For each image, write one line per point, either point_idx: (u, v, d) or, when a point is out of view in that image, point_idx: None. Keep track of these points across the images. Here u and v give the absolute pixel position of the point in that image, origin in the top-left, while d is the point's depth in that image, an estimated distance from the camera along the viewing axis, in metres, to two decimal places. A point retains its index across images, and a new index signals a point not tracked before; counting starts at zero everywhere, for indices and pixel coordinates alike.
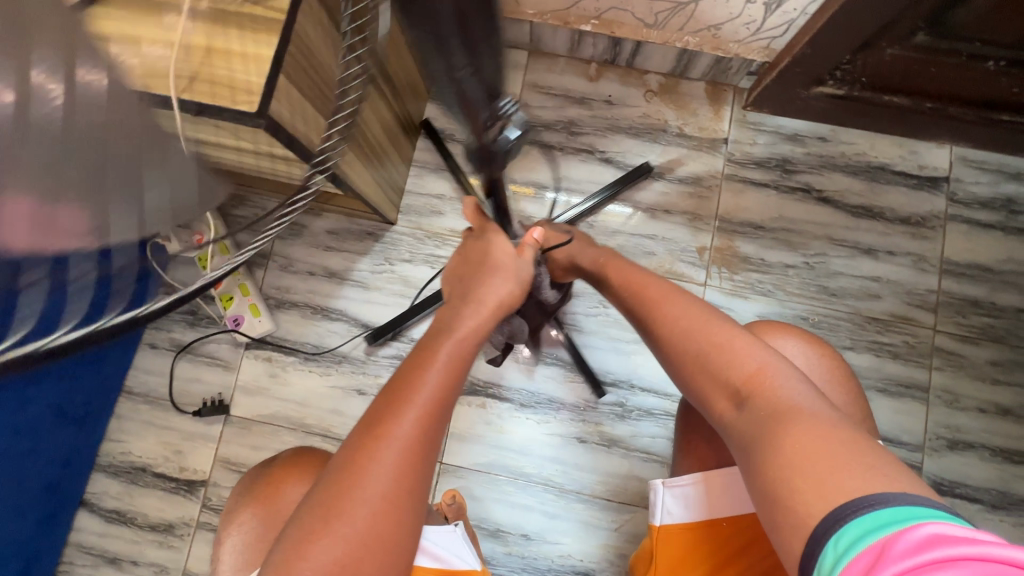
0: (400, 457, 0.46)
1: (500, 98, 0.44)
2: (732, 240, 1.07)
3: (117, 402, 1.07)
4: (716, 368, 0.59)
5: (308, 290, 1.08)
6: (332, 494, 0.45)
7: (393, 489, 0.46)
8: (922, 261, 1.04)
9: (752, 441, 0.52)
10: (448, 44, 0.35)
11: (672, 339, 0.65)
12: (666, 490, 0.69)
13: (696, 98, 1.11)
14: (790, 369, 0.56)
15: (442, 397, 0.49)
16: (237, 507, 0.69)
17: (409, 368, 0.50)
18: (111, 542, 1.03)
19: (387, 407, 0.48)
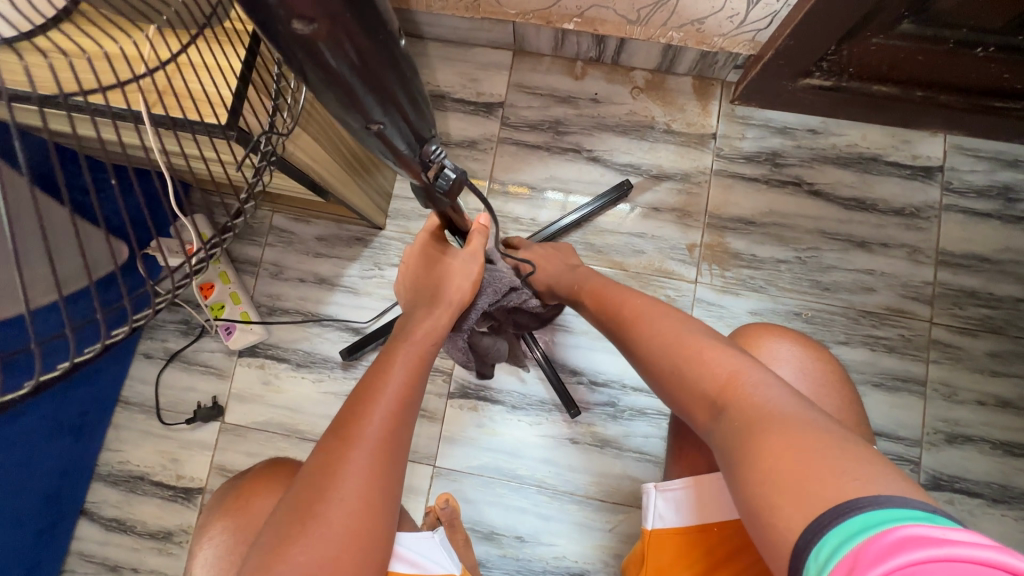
0: (370, 455, 0.50)
1: (427, 144, 0.44)
2: (722, 236, 1.06)
3: (115, 412, 1.08)
4: (691, 378, 0.59)
5: (299, 297, 1.09)
6: (309, 496, 0.48)
7: (366, 485, 0.49)
8: (917, 252, 1.02)
9: (730, 451, 0.51)
10: (358, 97, 0.36)
11: (650, 351, 0.65)
12: (658, 493, 0.69)
13: (683, 94, 1.10)
14: (765, 372, 0.56)
15: (407, 397, 0.55)
16: (209, 521, 0.70)
17: (374, 375, 0.56)
18: (111, 550, 1.04)
19: (353, 411, 0.53)
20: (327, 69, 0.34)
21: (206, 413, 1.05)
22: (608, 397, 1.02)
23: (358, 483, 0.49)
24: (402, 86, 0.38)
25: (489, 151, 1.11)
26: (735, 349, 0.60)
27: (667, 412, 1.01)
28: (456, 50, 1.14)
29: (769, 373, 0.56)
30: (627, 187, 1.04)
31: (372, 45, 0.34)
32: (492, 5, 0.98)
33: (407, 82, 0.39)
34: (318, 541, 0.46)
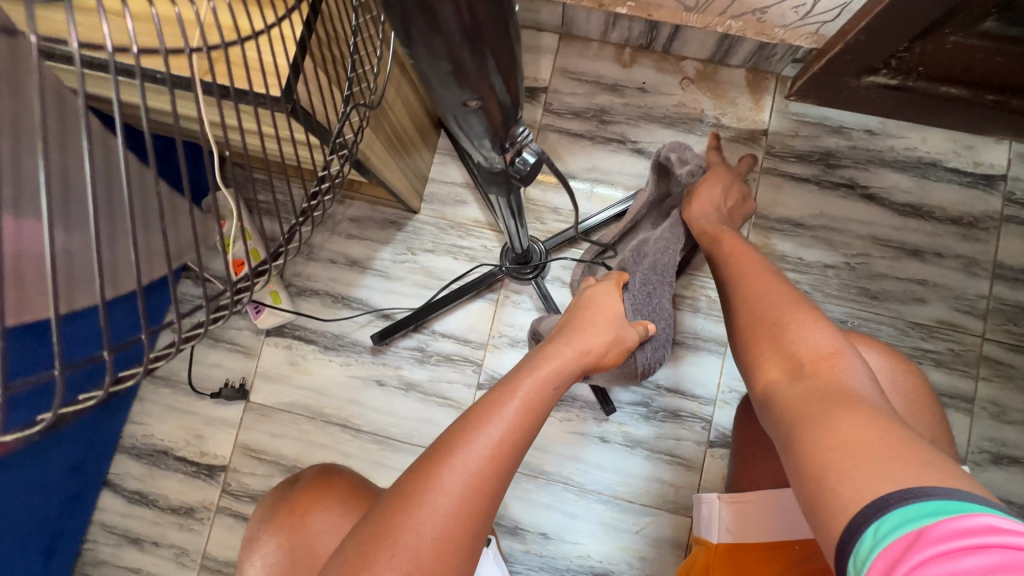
0: (463, 491, 0.47)
1: (515, 124, 0.40)
2: (769, 237, 1.02)
3: (141, 385, 1.07)
4: (785, 341, 0.59)
5: (329, 278, 1.07)
6: (391, 519, 0.45)
7: (450, 527, 0.46)
8: (973, 264, 0.98)
9: (797, 408, 0.51)
10: (464, 66, 0.31)
11: (751, 313, 0.64)
12: (722, 505, 0.68)
13: (735, 86, 1.05)
14: (857, 355, 0.55)
15: (517, 436, 0.51)
16: (259, 535, 0.75)
17: (486, 405, 0.53)
18: (133, 523, 1.04)
19: (456, 439, 0.50)
20: (441, 38, 0.29)
21: (230, 393, 1.04)
22: (642, 396, 1.00)
23: (443, 516, 0.46)
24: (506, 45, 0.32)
25: None
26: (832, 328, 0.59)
27: (702, 415, 0.99)
28: None
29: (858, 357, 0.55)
30: None
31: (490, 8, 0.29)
32: None
33: (513, 61, 0.34)
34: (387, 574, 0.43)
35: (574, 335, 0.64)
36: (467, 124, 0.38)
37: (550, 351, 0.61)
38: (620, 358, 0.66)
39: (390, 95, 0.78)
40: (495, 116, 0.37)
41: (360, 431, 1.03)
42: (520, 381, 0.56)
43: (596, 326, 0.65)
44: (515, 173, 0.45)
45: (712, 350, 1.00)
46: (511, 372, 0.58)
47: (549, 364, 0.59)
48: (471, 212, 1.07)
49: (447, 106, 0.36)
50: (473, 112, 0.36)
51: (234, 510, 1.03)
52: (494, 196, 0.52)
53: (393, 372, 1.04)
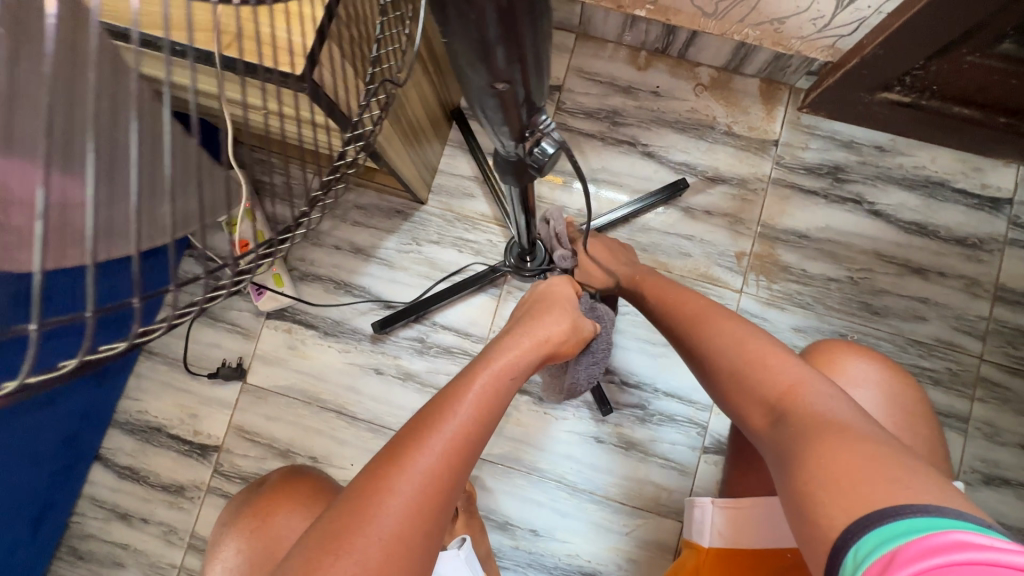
0: (418, 490, 0.47)
1: (539, 113, 0.40)
2: (774, 247, 1.02)
3: (138, 360, 1.07)
4: (752, 379, 0.57)
5: (332, 264, 1.07)
6: (348, 520, 0.45)
7: (404, 527, 0.45)
8: (975, 285, 0.99)
9: (782, 450, 0.49)
10: (493, 53, 0.31)
11: (706, 345, 0.64)
12: (715, 509, 0.68)
13: (748, 95, 1.06)
14: (824, 382, 0.54)
15: (472, 433, 0.51)
16: (221, 542, 0.73)
17: (441, 402, 0.52)
18: (122, 498, 1.04)
19: (411, 439, 0.49)
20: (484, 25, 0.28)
21: (228, 372, 1.04)
22: (637, 399, 1.00)
23: (396, 515, 0.45)
24: (537, 34, 0.31)
25: None
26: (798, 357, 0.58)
27: (698, 421, 0.99)
28: None
29: (831, 383, 0.54)
30: (682, 186, 0.99)
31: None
32: None
33: (541, 50, 0.33)
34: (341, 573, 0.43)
35: (527, 328, 0.63)
36: (488, 111, 0.38)
37: (504, 345, 0.60)
38: (576, 346, 0.67)
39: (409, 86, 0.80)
40: (517, 104, 0.36)
41: (356, 419, 1.03)
42: (474, 377, 0.55)
43: (551, 316, 0.65)
44: (529, 159, 0.45)
45: None
46: (464, 369, 0.57)
47: (507, 355, 0.59)
48: (478, 206, 1.07)
49: (473, 90, 0.35)
50: (497, 98, 0.36)
51: (225, 491, 1.03)
52: (507, 184, 0.52)
53: (391, 361, 1.04)
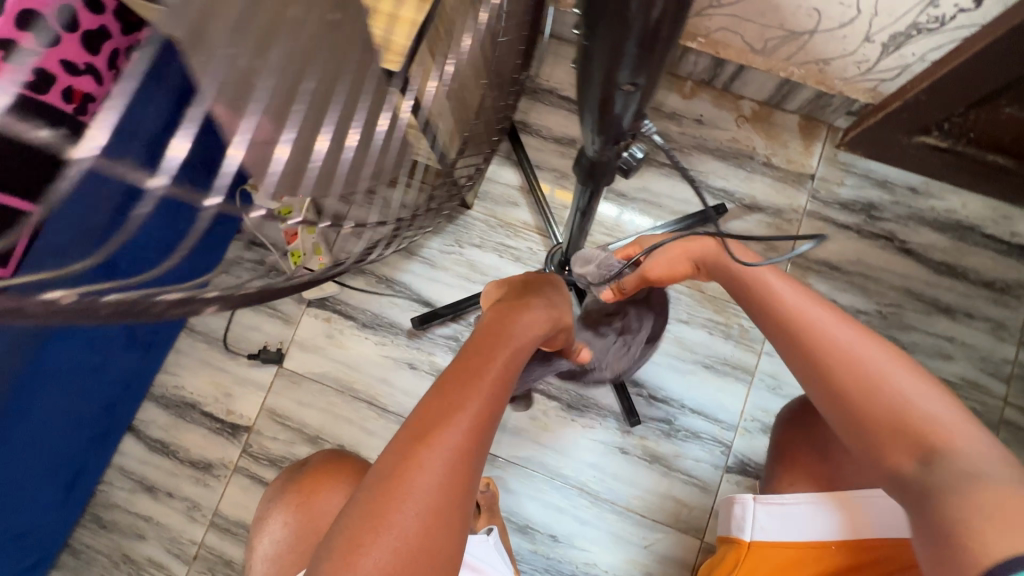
0: (450, 463, 0.43)
1: (641, 119, 0.44)
2: (805, 276, 1.05)
3: (179, 336, 1.10)
4: (899, 406, 0.53)
5: (376, 259, 1.10)
6: (383, 495, 0.42)
7: (440, 503, 0.42)
8: (1001, 328, 1.01)
9: (936, 490, 0.48)
10: (622, 61, 0.34)
11: (844, 375, 0.56)
12: (759, 506, 0.69)
13: (788, 130, 1.10)
14: (955, 414, 0.52)
15: (492, 403, 0.49)
16: (269, 512, 0.75)
17: (459, 378, 0.49)
18: (150, 470, 1.06)
19: (438, 413, 0.46)
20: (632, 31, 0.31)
21: (267, 355, 1.07)
22: (665, 413, 1.02)
23: (428, 497, 0.42)
24: (665, 52, 0.34)
25: None
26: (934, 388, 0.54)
27: (723, 440, 1.00)
28: None
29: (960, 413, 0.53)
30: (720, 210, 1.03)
31: (672, 17, 0.31)
32: None
33: (660, 65, 0.36)
34: (376, 560, 0.39)
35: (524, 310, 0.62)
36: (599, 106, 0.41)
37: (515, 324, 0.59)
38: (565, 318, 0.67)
39: None
40: (629, 103, 0.40)
41: (386, 411, 1.05)
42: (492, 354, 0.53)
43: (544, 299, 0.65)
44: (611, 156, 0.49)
45: (741, 379, 1.02)
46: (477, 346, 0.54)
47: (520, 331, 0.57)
48: (521, 215, 1.11)
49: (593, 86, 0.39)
50: (616, 96, 0.39)
51: (251, 472, 1.05)
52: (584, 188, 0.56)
53: (425, 357, 1.07)
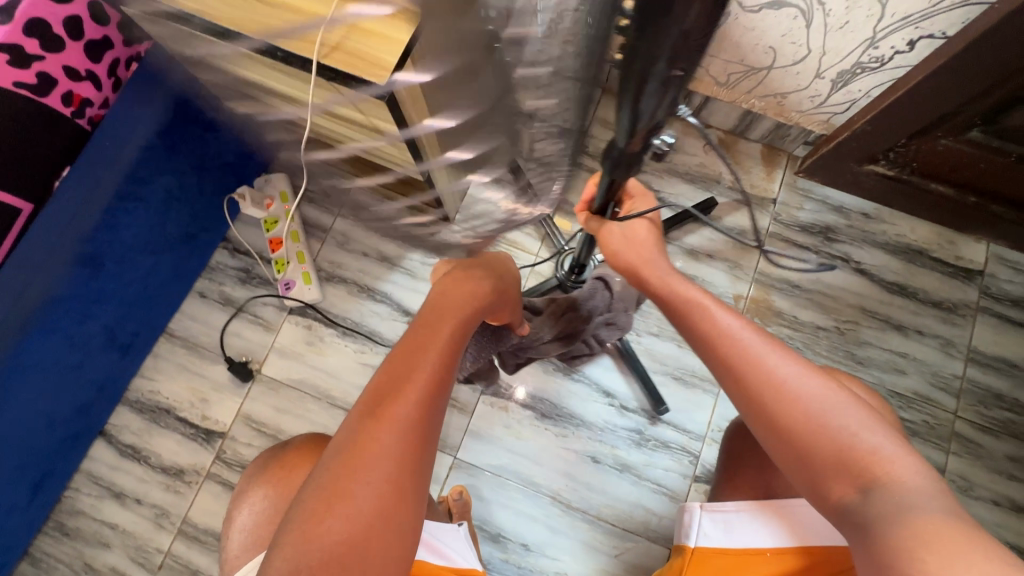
0: (402, 437, 0.45)
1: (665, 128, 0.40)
2: (768, 293, 1.11)
3: (157, 341, 1.10)
4: (827, 430, 0.49)
5: (358, 269, 1.13)
6: (341, 467, 0.43)
7: (394, 475, 0.44)
8: (950, 345, 1.07)
9: (871, 518, 0.45)
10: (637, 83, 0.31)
11: (769, 405, 0.51)
12: (704, 513, 0.72)
13: (751, 157, 1.18)
14: (886, 435, 0.48)
15: (439, 378, 0.51)
16: (248, 487, 0.76)
17: (403, 360, 0.51)
18: (120, 476, 1.05)
19: (391, 390, 0.48)
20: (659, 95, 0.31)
21: (238, 368, 1.07)
22: (636, 422, 1.05)
23: (387, 469, 0.44)
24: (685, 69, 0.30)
25: None
26: (863, 411, 0.49)
27: (690, 449, 1.03)
28: None
29: (892, 434, 0.48)
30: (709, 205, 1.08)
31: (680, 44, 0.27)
32: None
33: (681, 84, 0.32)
34: (341, 528, 0.41)
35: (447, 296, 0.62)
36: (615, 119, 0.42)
37: (456, 301, 0.61)
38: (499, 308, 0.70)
39: None
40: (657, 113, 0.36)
41: None
42: (436, 333, 0.55)
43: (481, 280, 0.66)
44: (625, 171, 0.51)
45: (707, 390, 1.06)
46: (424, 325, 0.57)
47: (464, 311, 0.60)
48: None
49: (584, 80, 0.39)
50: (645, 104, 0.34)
51: (224, 479, 1.04)
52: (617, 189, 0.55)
53: None
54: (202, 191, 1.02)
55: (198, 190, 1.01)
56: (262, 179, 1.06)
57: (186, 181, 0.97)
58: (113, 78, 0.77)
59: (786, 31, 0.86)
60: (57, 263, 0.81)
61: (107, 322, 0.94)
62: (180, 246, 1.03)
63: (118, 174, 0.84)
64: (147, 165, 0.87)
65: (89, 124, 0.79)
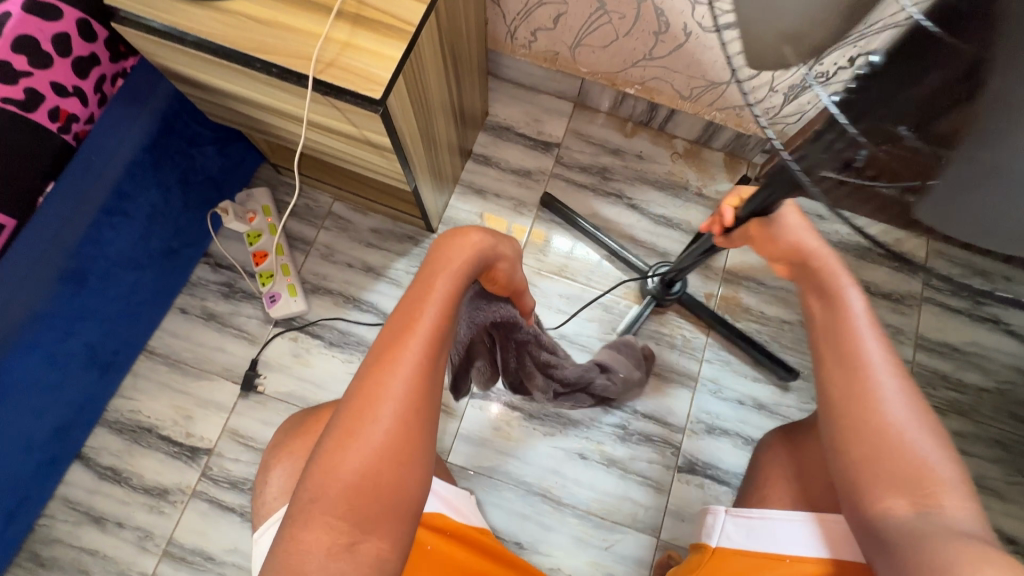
0: (406, 386, 0.49)
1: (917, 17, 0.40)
2: (737, 292, 1.19)
3: (137, 360, 1.08)
4: (901, 441, 0.51)
5: (343, 280, 1.14)
6: (355, 413, 0.48)
7: (396, 426, 0.48)
8: (900, 333, 1.17)
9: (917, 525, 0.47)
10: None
11: (862, 410, 0.53)
12: (730, 517, 0.70)
13: (714, 164, 1.26)
14: (956, 473, 0.50)
15: (439, 336, 0.53)
16: (288, 440, 0.72)
17: (404, 316, 0.53)
18: (100, 500, 1.02)
19: (393, 342, 0.51)
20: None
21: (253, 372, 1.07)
22: (618, 419, 1.09)
23: (393, 415, 0.48)
24: None
25: (542, 183, 1.25)
26: (947, 452, 0.51)
27: (672, 441, 1.08)
28: (525, 93, 1.30)
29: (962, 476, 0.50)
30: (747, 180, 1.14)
31: None
32: (569, 59, 1.16)
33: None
34: (355, 463, 0.46)
35: (441, 250, 0.59)
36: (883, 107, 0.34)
37: (456, 255, 0.58)
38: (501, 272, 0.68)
39: (444, 138, 0.99)
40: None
41: None
42: (434, 287, 0.55)
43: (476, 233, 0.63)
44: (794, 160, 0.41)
45: (685, 385, 1.12)
46: (424, 279, 0.56)
47: (460, 260, 0.58)
48: None
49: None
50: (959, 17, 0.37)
51: (210, 496, 1.02)
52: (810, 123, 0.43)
53: None
54: (185, 206, 1.02)
55: (182, 205, 1.01)
56: (244, 195, 1.12)
57: (170, 196, 0.97)
58: (100, 92, 0.79)
59: None
60: (41, 280, 0.80)
61: (89, 339, 0.93)
62: (163, 261, 1.02)
63: (103, 189, 0.84)
64: (134, 179, 0.88)
65: (76, 140, 0.79)
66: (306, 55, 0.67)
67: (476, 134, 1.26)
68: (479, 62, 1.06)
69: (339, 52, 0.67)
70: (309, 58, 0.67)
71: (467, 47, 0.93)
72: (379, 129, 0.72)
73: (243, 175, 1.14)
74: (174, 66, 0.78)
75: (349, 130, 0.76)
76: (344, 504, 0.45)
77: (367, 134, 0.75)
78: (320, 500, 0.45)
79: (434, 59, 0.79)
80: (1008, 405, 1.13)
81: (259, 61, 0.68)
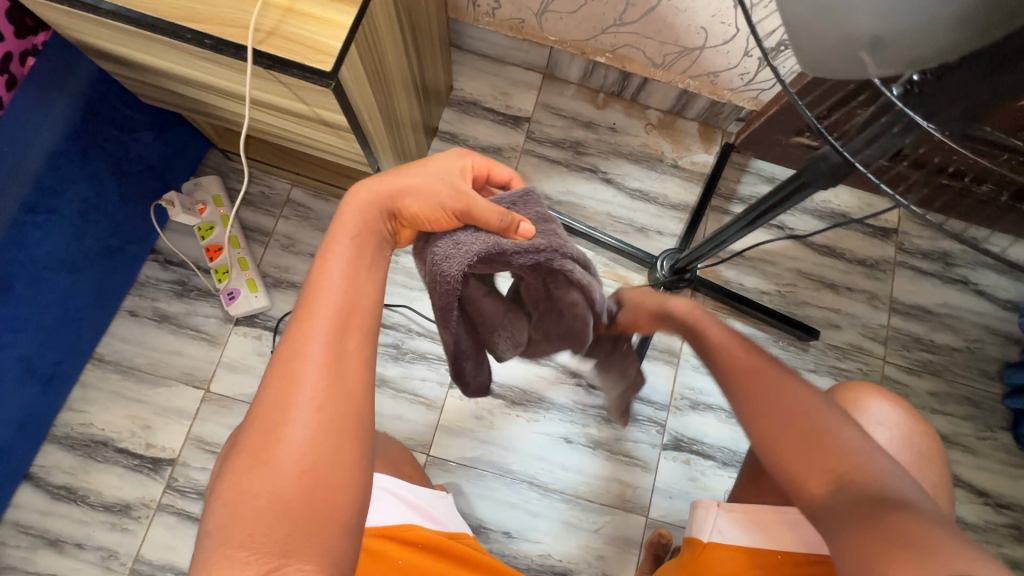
0: (319, 373, 0.42)
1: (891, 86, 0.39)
2: (716, 265, 1.17)
3: (84, 369, 1.00)
4: (804, 430, 0.48)
5: (307, 272, 1.07)
6: (265, 419, 0.41)
7: (316, 422, 0.41)
8: (875, 298, 1.18)
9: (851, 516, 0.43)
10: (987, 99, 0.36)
11: (765, 389, 0.51)
12: (722, 512, 0.68)
13: (689, 135, 1.22)
14: (856, 439, 0.47)
15: (352, 310, 0.46)
16: None
17: (304, 299, 0.46)
18: (55, 522, 0.94)
19: (296, 327, 0.44)
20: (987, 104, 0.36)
21: None
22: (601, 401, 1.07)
23: (306, 408, 0.41)
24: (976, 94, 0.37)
25: (512, 159, 1.19)
26: (854, 424, 0.49)
27: (657, 419, 1.07)
28: (490, 64, 1.23)
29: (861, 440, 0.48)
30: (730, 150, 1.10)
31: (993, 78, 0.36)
32: (535, 28, 1.09)
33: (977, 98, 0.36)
34: (274, 473, 0.39)
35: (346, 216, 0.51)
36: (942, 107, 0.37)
37: (349, 219, 0.50)
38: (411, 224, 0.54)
39: (406, 116, 0.91)
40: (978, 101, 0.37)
41: None
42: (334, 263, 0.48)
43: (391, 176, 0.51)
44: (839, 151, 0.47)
45: (666, 361, 1.10)
46: (320, 257, 0.48)
47: (358, 225, 0.50)
48: None
49: (961, 9, 0.30)
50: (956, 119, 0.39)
51: (178, 509, 0.96)
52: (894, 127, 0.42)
53: None
54: (123, 200, 0.93)
55: (119, 199, 0.92)
56: (191, 185, 1.04)
57: (104, 189, 0.88)
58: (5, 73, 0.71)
59: (715, 11, 0.90)
60: None
61: (23, 351, 0.84)
62: (104, 261, 0.93)
63: (23, 184, 0.75)
64: (58, 172, 0.80)
65: None
66: (242, 23, 0.60)
67: (441, 110, 1.19)
68: (440, 34, 0.99)
69: (280, 19, 0.60)
70: (246, 26, 0.60)
71: (426, 15, 0.87)
72: (332, 105, 0.65)
73: (190, 163, 1.05)
74: (93, 42, 0.69)
75: (298, 107, 0.68)
76: (261, 523, 0.37)
77: (319, 111, 0.68)
78: (235, 523, 0.38)
79: (390, 26, 0.71)
80: (977, 363, 1.16)
81: (188, 31, 0.60)
